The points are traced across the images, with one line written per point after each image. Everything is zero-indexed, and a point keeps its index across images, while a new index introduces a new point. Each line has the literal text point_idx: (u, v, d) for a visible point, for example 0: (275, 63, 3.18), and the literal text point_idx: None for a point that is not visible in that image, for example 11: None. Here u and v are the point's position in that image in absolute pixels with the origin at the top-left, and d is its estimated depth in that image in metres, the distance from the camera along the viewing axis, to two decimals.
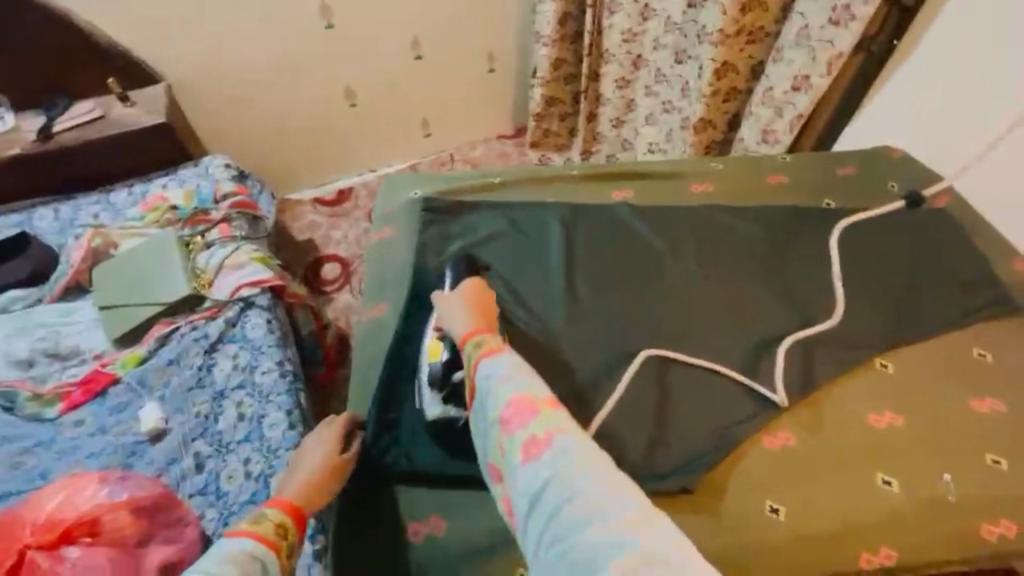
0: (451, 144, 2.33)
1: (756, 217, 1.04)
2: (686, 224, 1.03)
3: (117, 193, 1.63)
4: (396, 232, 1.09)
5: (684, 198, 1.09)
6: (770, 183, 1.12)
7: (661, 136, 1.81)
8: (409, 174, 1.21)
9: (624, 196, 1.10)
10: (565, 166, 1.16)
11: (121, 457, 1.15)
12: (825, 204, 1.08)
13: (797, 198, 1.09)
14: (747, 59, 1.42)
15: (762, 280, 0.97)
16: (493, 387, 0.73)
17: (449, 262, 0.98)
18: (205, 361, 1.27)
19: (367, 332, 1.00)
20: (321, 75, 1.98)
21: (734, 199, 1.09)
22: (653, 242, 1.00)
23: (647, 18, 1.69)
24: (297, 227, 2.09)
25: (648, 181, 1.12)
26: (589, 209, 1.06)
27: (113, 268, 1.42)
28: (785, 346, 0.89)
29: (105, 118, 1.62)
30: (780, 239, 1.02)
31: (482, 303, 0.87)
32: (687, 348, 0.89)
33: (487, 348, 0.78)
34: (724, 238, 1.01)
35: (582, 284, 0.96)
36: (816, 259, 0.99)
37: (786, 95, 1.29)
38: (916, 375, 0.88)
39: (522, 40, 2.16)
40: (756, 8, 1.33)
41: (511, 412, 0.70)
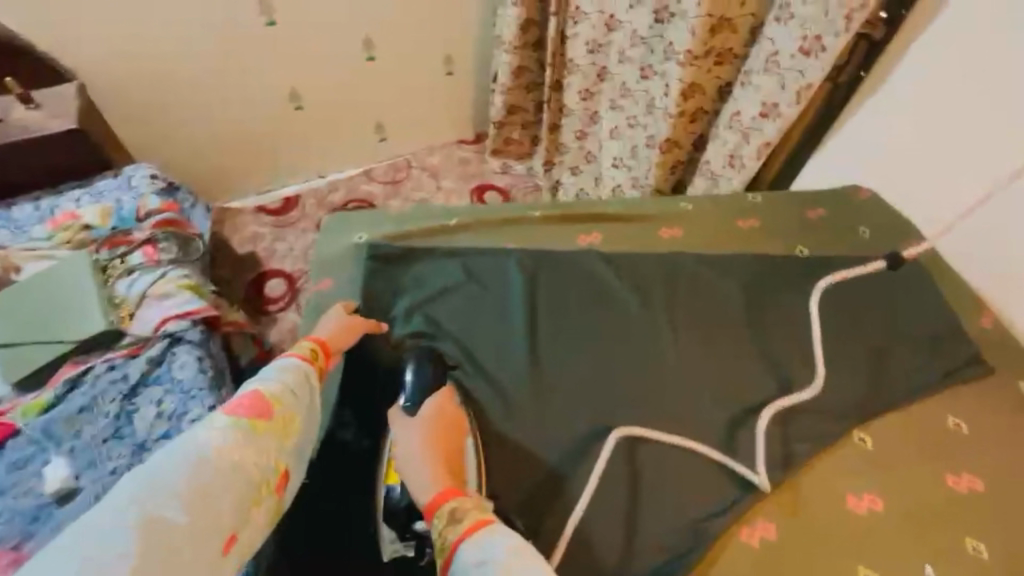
0: (407, 149, 2.21)
1: (732, 267, 1.02)
2: (660, 277, 0.99)
3: (21, 208, 1.44)
4: (338, 283, 1.02)
5: (656, 243, 1.07)
6: (743, 228, 1.12)
7: (625, 150, 1.76)
8: (360, 211, 1.15)
9: (591, 241, 1.07)
10: (528, 207, 1.13)
11: (22, 525, 0.99)
12: (799, 252, 1.08)
13: (771, 245, 1.09)
14: (715, 79, 1.37)
15: (735, 333, 0.94)
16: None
17: (412, 361, 0.87)
18: (124, 408, 1.13)
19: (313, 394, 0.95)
20: (263, 75, 1.81)
21: (701, 246, 1.07)
22: (625, 297, 0.96)
23: (612, 29, 1.61)
24: (238, 240, 1.94)
25: (617, 225, 1.10)
26: (555, 261, 1.00)
27: (12, 297, 1.24)
28: (767, 417, 0.86)
29: (4, 124, 1.41)
30: (756, 293, 0.99)
31: (446, 443, 0.77)
32: (662, 416, 0.85)
33: (471, 520, 0.65)
34: (705, 290, 0.98)
35: (546, 346, 0.91)
36: (786, 313, 0.98)
37: (754, 121, 1.27)
38: (894, 450, 0.87)
39: (483, 43, 2.05)
40: (724, 29, 1.29)
41: None
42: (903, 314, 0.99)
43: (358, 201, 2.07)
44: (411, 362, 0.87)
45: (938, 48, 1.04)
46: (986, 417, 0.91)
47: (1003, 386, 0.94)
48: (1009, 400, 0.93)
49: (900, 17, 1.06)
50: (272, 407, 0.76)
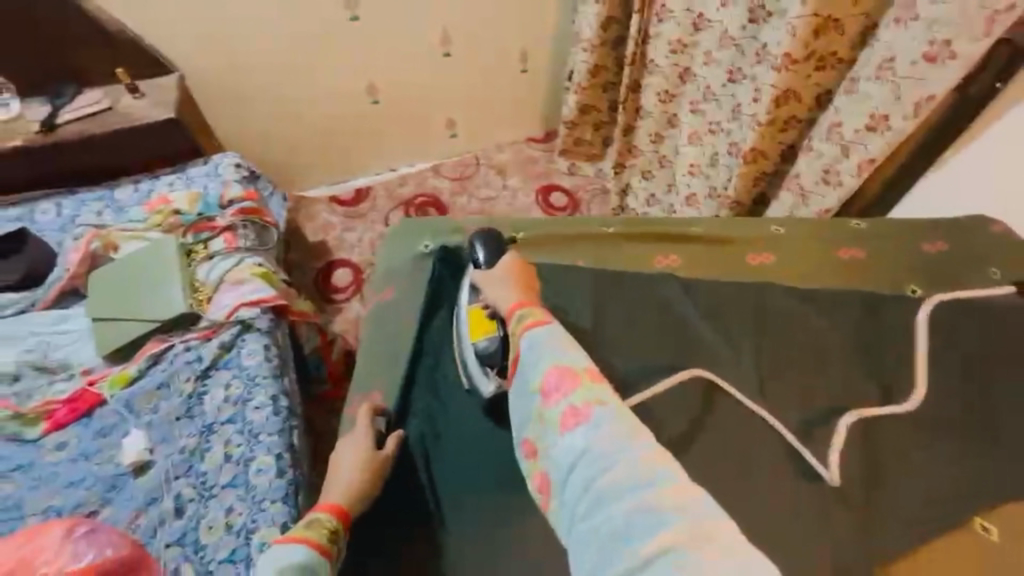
0: (476, 146, 2.20)
1: (830, 302, 0.93)
2: (746, 307, 0.92)
3: (121, 190, 1.55)
4: (403, 293, 1.04)
5: (738, 268, 1.00)
6: (842, 258, 1.01)
7: (705, 157, 1.65)
8: (416, 219, 1.14)
9: (668, 263, 1.01)
10: (600, 221, 1.08)
11: (101, 490, 1.07)
12: (910, 292, 0.96)
13: (876, 283, 0.98)
14: (813, 87, 1.25)
15: (825, 370, 0.86)
16: (535, 352, 0.70)
17: (479, 241, 0.92)
18: (196, 389, 1.17)
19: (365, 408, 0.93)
20: (343, 69, 1.85)
21: (800, 277, 0.99)
22: (700, 327, 0.89)
23: (699, 29, 1.51)
24: (311, 228, 2.00)
25: (697, 245, 1.03)
26: (625, 275, 0.96)
27: (108, 274, 1.34)
28: (848, 422, 0.80)
29: (113, 111, 1.53)
30: (864, 334, 0.90)
31: (523, 276, 0.88)
32: (737, 459, 0.77)
33: (531, 318, 0.75)
34: (794, 321, 0.90)
35: (610, 352, 0.87)
36: (884, 344, 0.89)
37: (858, 135, 1.14)
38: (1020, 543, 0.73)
39: (561, 39, 2.00)
40: (831, 31, 1.16)
41: (553, 383, 0.66)
42: None
43: (425, 195, 2.09)
44: (478, 241, 0.93)
45: None
46: None
47: None
48: None
49: None
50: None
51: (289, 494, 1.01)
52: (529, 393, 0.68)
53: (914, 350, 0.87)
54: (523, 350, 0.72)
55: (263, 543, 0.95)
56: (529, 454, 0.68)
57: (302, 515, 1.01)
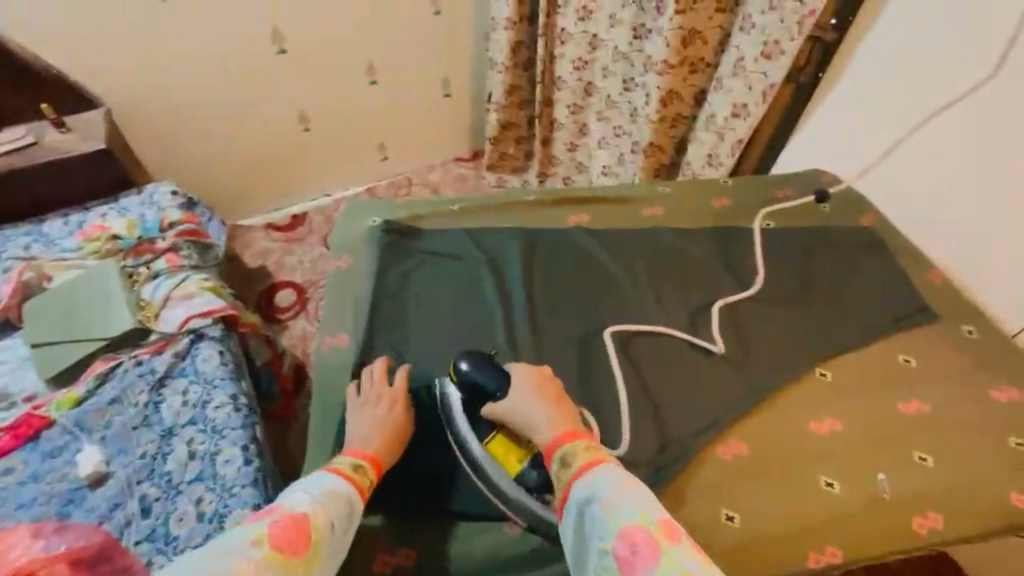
0: (408, 167, 2.34)
1: (711, 240, 1.16)
2: (642, 253, 1.12)
3: (51, 223, 1.54)
4: (355, 260, 1.11)
5: (636, 219, 1.19)
6: (716, 206, 1.22)
7: (613, 158, 1.88)
8: (368, 200, 1.22)
9: (580, 220, 1.18)
10: (522, 190, 1.22)
11: (57, 506, 1.06)
12: (763, 224, 1.19)
13: (738, 219, 1.20)
14: (690, 87, 1.50)
15: (709, 289, 1.07)
16: (602, 509, 0.73)
17: (466, 357, 0.91)
18: (151, 398, 1.19)
19: (326, 364, 0.99)
20: (273, 97, 1.94)
21: (682, 220, 1.19)
22: (611, 270, 1.08)
23: (596, 47, 1.75)
24: (250, 254, 2.04)
25: (601, 205, 1.21)
26: (544, 231, 1.14)
27: (45, 302, 1.33)
28: (716, 310, 1.04)
29: (38, 145, 1.54)
30: (734, 257, 1.13)
31: (556, 398, 0.87)
32: (655, 368, 0.97)
33: (583, 463, 0.78)
34: (681, 257, 1.12)
35: (539, 296, 1.04)
36: (747, 260, 1.12)
37: (727, 121, 1.39)
38: (852, 382, 0.97)
39: (478, 65, 2.20)
40: (696, 41, 1.41)
41: (629, 548, 0.69)
42: (859, 278, 1.11)
43: None
44: (466, 357, 0.91)
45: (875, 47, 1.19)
46: (942, 359, 1.00)
47: (955, 335, 1.04)
48: (960, 347, 1.02)
49: (846, 23, 1.20)
50: (309, 541, 0.72)
51: (258, 479, 1.06)
52: (602, 551, 0.71)
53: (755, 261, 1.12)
54: (586, 506, 0.75)
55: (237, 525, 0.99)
56: None
57: (273, 497, 1.06)
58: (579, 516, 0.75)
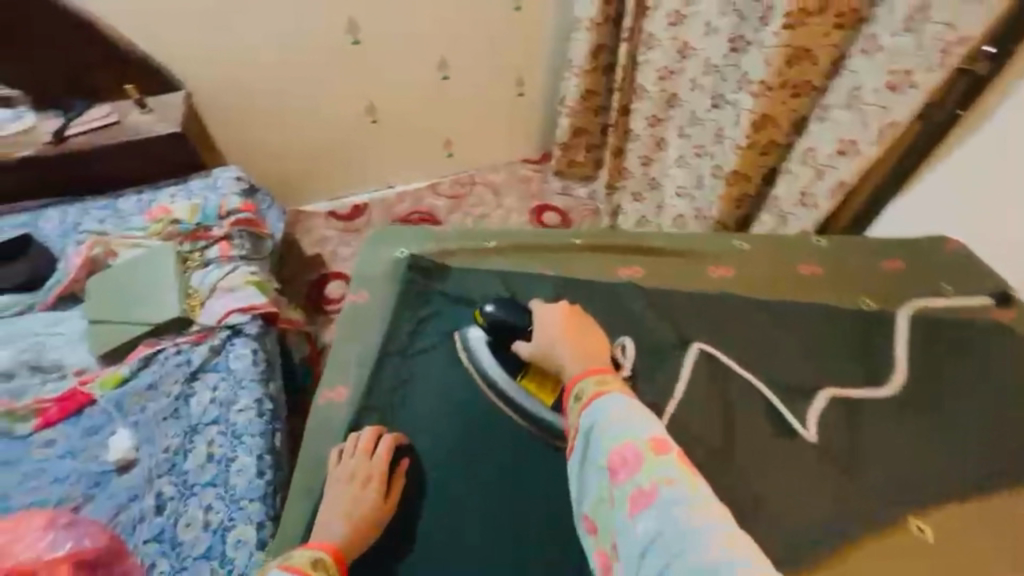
0: (473, 166, 2.26)
1: (792, 320, 0.99)
2: (704, 319, 0.98)
3: (125, 199, 1.61)
4: (372, 297, 1.04)
5: (701, 280, 1.05)
6: (803, 273, 1.06)
7: (691, 180, 1.69)
8: (395, 227, 1.14)
9: (631, 274, 1.05)
10: (566, 234, 1.12)
11: (85, 487, 1.09)
12: (863, 304, 1.02)
13: (828, 293, 1.03)
14: (790, 112, 1.29)
15: (801, 370, 0.93)
16: (595, 429, 0.71)
17: (494, 299, 0.95)
18: (183, 390, 1.20)
19: (323, 416, 0.92)
20: (344, 89, 1.92)
21: (753, 289, 1.03)
22: (663, 332, 0.96)
23: (685, 57, 1.56)
24: (308, 241, 2.06)
25: (658, 259, 1.08)
26: (589, 283, 1.03)
27: (106, 279, 1.38)
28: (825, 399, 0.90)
29: (121, 124, 1.60)
30: (816, 344, 0.96)
31: (582, 336, 0.83)
32: (754, 448, 0.85)
33: (584, 389, 0.75)
34: (751, 331, 0.97)
35: None
36: (832, 353, 0.95)
37: (829, 158, 1.19)
38: (959, 545, 0.77)
39: (556, 64, 2.07)
40: (804, 60, 1.20)
41: (620, 462, 0.67)
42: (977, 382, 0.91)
43: (421, 211, 2.15)
44: (493, 299, 0.95)
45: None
46: None
47: None
48: None
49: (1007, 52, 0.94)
50: None
51: (267, 494, 1.03)
52: (595, 467, 0.69)
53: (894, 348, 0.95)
54: (580, 426, 0.72)
55: (239, 540, 0.98)
56: (595, 536, 0.68)
57: (279, 514, 1.03)
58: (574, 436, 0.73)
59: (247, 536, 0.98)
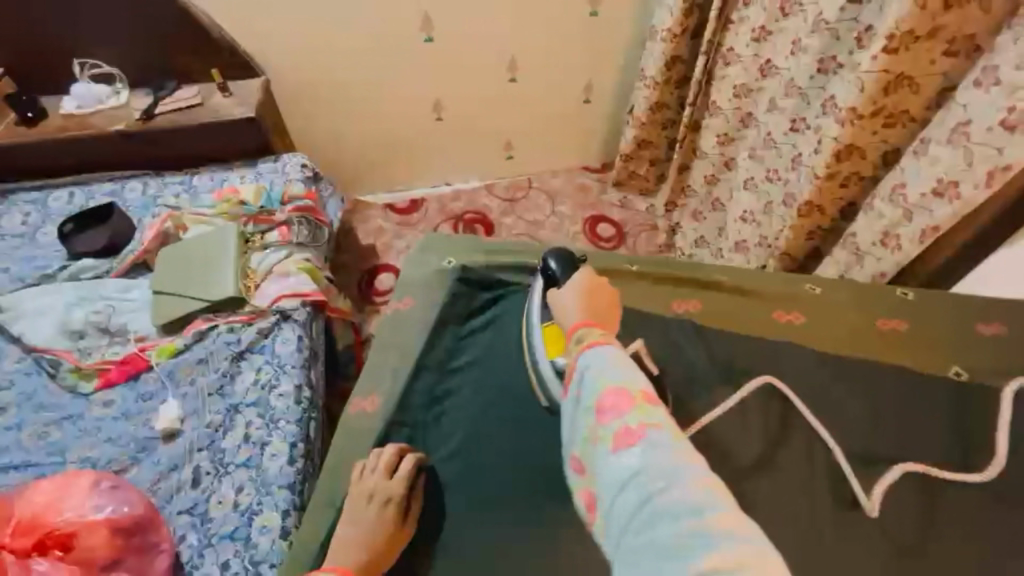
0: (531, 170, 2.24)
1: (857, 381, 0.91)
2: (761, 368, 0.92)
3: (199, 177, 1.69)
4: (415, 305, 1.05)
5: (766, 326, 1.01)
6: (879, 328, 1.00)
7: (758, 206, 1.58)
8: (445, 236, 1.15)
9: (685, 308, 1.03)
10: (623, 258, 1.09)
11: (132, 450, 1.15)
12: (953, 374, 0.94)
13: (907, 357, 0.97)
14: (880, 143, 1.19)
15: (868, 440, 0.86)
16: (588, 369, 0.66)
17: (553, 253, 0.91)
18: (230, 368, 1.24)
19: (353, 424, 0.94)
20: (412, 85, 1.94)
21: (813, 341, 0.99)
22: (711, 374, 0.92)
23: (766, 75, 1.47)
24: (364, 231, 2.10)
25: (715, 292, 1.04)
26: (644, 313, 0.99)
27: (174, 252, 1.45)
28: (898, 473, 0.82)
29: (203, 106, 1.69)
30: (883, 411, 0.88)
31: (596, 295, 0.80)
32: (807, 507, 0.80)
33: (586, 335, 0.70)
34: (812, 386, 0.91)
35: None
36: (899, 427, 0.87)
37: (922, 200, 1.08)
38: None
39: (627, 73, 2.02)
40: (903, 88, 1.10)
41: (608, 400, 0.62)
42: None
43: (476, 211, 2.15)
44: (553, 253, 0.91)
45: None
46: None
47: None
48: None
49: None
50: None
51: (296, 483, 1.05)
52: (583, 407, 0.65)
53: (992, 421, 0.86)
54: (576, 367, 0.68)
55: (263, 527, 0.99)
56: (580, 477, 0.64)
57: (305, 504, 1.04)
58: (569, 378, 0.69)
59: (272, 523, 1.00)
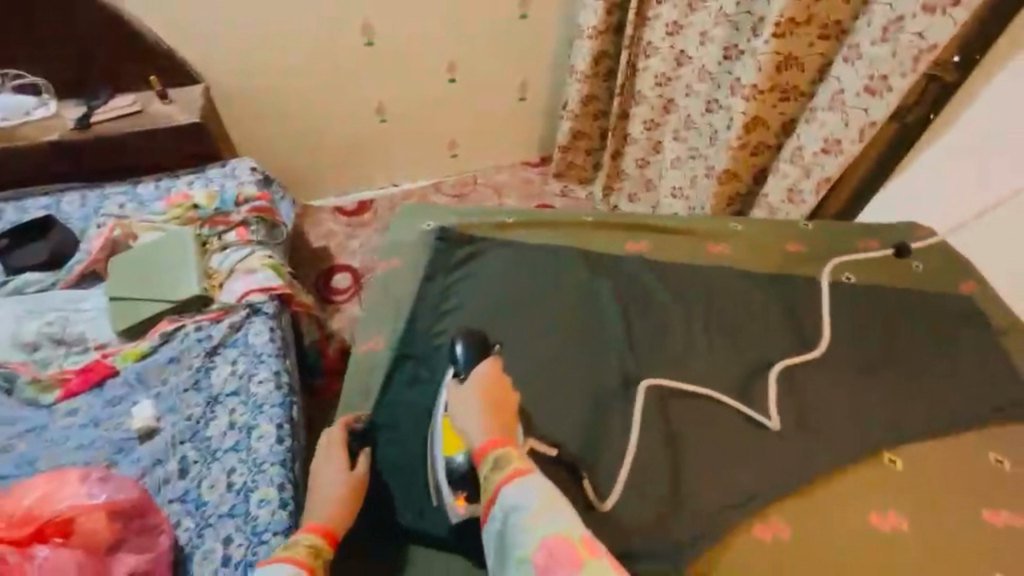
0: (476, 167, 2.35)
1: (778, 297, 1.08)
2: (701, 288, 1.08)
3: (144, 185, 1.66)
4: (404, 263, 1.14)
5: (700, 256, 1.15)
6: (788, 252, 1.16)
7: (685, 180, 1.78)
8: (424, 205, 1.25)
9: (637, 249, 1.16)
10: (580, 212, 1.21)
11: (109, 452, 1.14)
12: (844, 278, 1.12)
13: (816, 268, 1.14)
14: (780, 116, 1.40)
15: (792, 341, 1.02)
16: (527, 519, 0.68)
17: (462, 337, 0.91)
18: (204, 363, 1.25)
19: (359, 364, 1.03)
20: (356, 89, 2.00)
21: (746, 265, 1.14)
22: (664, 299, 1.05)
23: (682, 64, 1.67)
24: (315, 234, 2.12)
25: (660, 235, 1.18)
26: (604, 256, 1.12)
27: (126, 260, 1.42)
28: (776, 373, 0.98)
29: (143, 113, 1.67)
30: (791, 309, 1.07)
31: (499, 400, 0.81)
32: (747, 394, 0.96)
33: (510, 469, 0.72)
34: (744, 300, 1.07)
35: (589, 326, 1.02)
36: (805, 320, 1.05)
37: (816, 156, 1.28)
38: (921, 475, 0.89)
39: (558, 71, 2.18)
40: (792, 67, 1.31)
41: (551, 557, 0.64)
42: (944, 348, 1.03)
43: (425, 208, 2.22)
44: (461, 337, 0.91)
45: (987, 105, 1.08)
46: None
47: None
48: None
49: (973, 61, 1.07)
50: None
51: (287, 459, 1.09)
52: (522, 560, 0.66)
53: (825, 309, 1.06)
54: (510, 513, 0.69)
55: (262, 501, 1.02)
56: None
57: (298, 479, 1.08)
58: (502, 524, 0.70)
59: (270, 496, 1.03)
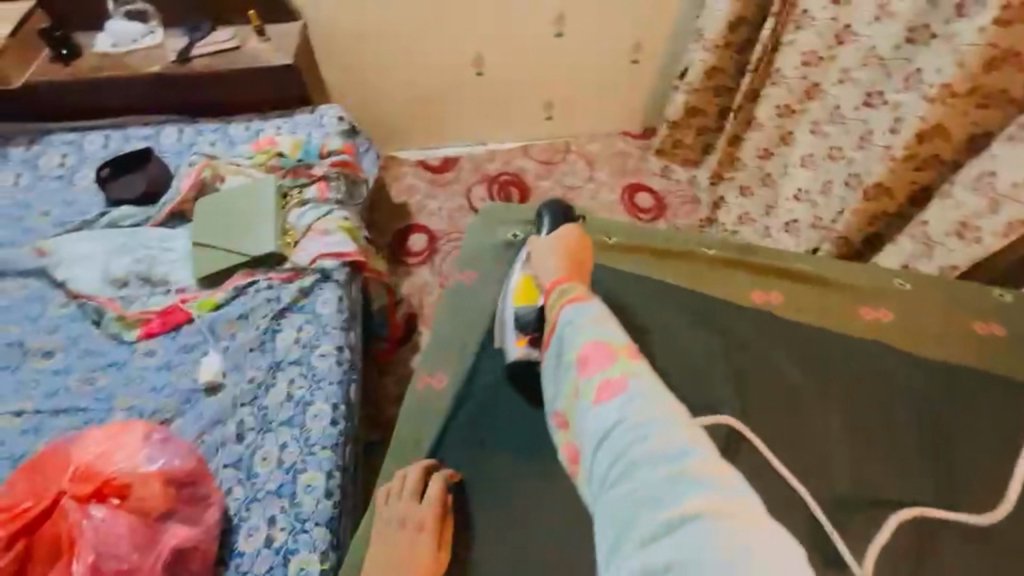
0: (570, 132, 2.14)
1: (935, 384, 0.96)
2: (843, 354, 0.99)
3: (235, 125, 1.64)
4: (477, 278, 1.15)
5: (852, 320, 1.06)
6: (978, 332, 1.05)
7: (818, 184, 1.46)
8: (505, 206, 1.23)
9: (767, 300, 1.08)
10: (703, 241, 1.16)
11: (177, 401, 1.16)
12: None
13: (993, 358, 1.02)
14: (968, 126, 1.12)
15: (944, 443, 0.90)
16: (573, 332, 0.75)
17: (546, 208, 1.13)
18: (271, 325, 1.23)
19: (421, 398, 1.03)
20: (455, 38, 1.85)
21: (911, 342, 1.04)
22: (799, 364, 0.97)
23: (842, 41, 1.33)
24: (395, 189, 2.04)
25: (788, 280, 1.11)
26: (727, 308, 1.04)
27: (211, 204, 1.41)
28: (893, 522, 0.82)
29: (240, 50, 1.63)
30: (932, 394, 0.95)
31: (573, 256, 0.98)
32: (887, 490, 0.85)
33: (572, 297, 0.82)
34: (895, 380, 0.96)
35: (719, 373, 0.96)
36: (952, 430, 0.92)
37: (1014, 189, 1.04)
38: None
39: (680, 32, 1.89)
40: (1008, 65, 1.03)
41: (591, 356, 0.71)
42: None
43: (510, 172, 2.06)
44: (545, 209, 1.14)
45: None
46: None
47: None
48: None
49: None
50: None
51: (339, 444, 1.06)
52: (569, 364, 0.74)
53: (986, 426, 0.92)
54: (564, 328, 0.78)
55: (308, 486, 1.01)
56: (568, 430, 0.72)
57: (346, 465, 1.06)
58: (556, 340, 0.78)
59: (316, 482, 1.01)
